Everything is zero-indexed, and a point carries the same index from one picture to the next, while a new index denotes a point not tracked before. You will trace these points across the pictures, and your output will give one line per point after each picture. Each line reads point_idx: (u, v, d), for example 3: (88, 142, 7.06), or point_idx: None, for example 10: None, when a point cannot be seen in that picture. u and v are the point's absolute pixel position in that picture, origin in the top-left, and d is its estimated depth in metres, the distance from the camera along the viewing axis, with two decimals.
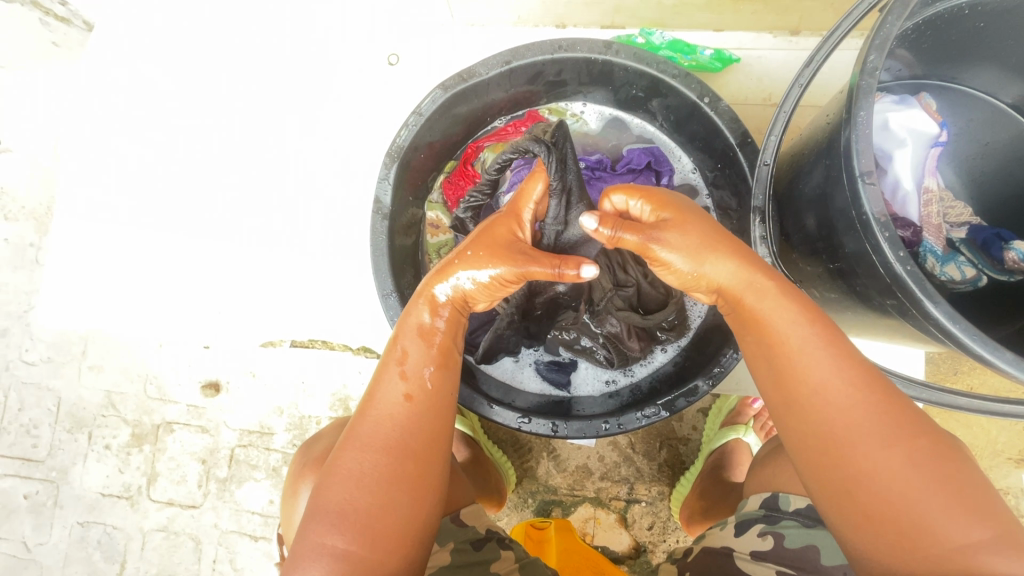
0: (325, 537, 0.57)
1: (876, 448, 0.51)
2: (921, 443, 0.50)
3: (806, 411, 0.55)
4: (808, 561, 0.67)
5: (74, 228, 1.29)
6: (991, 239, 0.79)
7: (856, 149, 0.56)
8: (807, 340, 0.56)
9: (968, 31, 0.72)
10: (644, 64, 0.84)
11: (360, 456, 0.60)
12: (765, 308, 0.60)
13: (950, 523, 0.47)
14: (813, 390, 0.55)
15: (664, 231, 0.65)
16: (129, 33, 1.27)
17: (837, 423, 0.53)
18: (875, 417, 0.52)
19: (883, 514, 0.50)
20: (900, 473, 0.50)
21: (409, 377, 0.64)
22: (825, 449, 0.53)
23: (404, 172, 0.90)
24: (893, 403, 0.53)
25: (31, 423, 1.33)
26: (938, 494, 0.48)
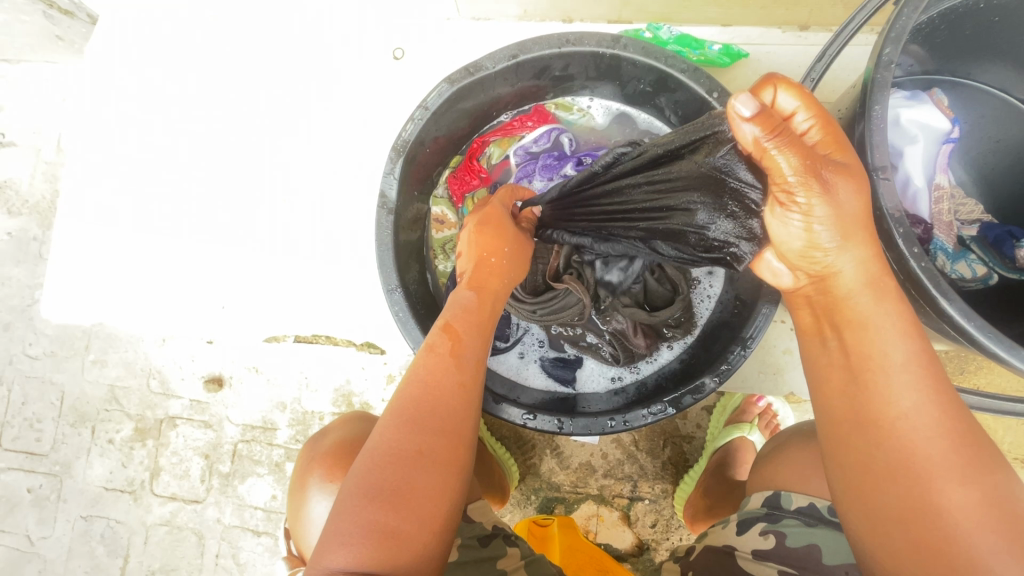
0: (371, 513, 0.52)
1: (958, 483, 0.46)
2: (999, 484, 0.47)
3: (884, 432, 0.50)
4: (812, 560, 0.67)
5: (77, 222, 1.28)
6: (1002, 236, 0.78)
7: (871, 143, 0.56)
8: (896, 357, 0.51)
9: (982, 26, 0.71)
10: (652, 58, 0.83)
11: (412, 434, 0.57)
12: (861, 318, 0.53)
13: (1019, 568, 0.44)
14: (902, 412, 0.49)
15: (834, 177, 0.51)
16: (132, 26, 1.26)
17: (920, 449, 0.48)
18: (960, 447, 0.48)
19: (952, 553, 0.46)
20: (976, 511, 0.46)
21: (461, 359, 0.65)
22: (898, 473, 0.48)
23: (409, 167, 0.89)
24: (978, 440, 0.49)
25: (34, 417, 1.34)
26: (1013, 538, 0.45)
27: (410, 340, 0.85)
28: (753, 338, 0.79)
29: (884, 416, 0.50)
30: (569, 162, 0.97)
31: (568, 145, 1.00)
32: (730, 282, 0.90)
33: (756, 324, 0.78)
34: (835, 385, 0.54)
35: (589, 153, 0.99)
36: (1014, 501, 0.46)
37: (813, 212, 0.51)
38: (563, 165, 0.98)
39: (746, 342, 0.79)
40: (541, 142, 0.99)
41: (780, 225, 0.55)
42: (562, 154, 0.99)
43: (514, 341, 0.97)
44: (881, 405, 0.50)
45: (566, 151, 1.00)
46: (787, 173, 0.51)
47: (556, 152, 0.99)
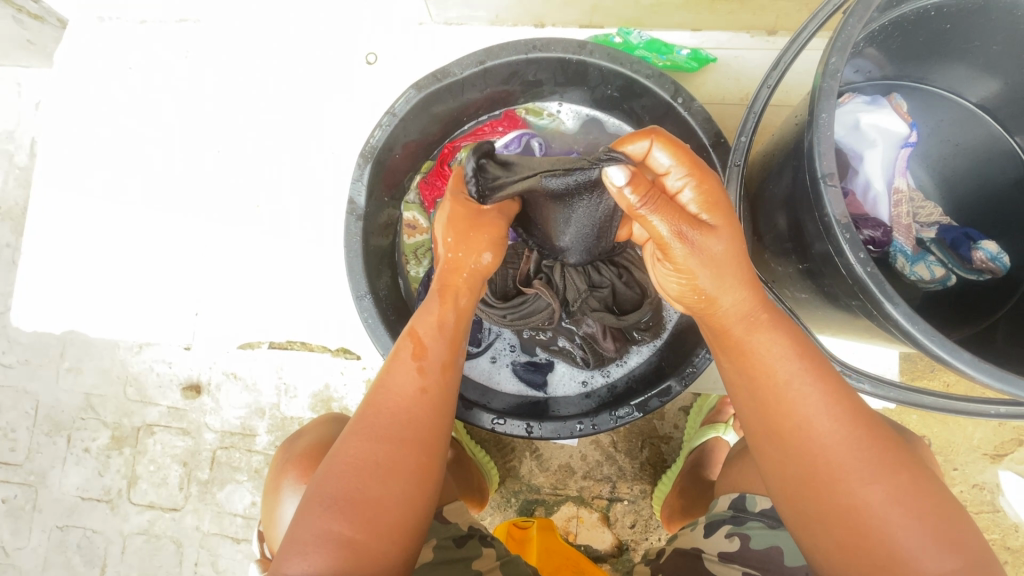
0: (329, 523, 0.55)
1: (861, 482, 0.50)
2: (901, 476, 0.50)
3: (792, 442, 0.53)
4: (773, 562, 0.68)
5: (50, 229, 1.27)
6: (959, 238, 0.80)
7: (818, 151, 0.56)
8: (796, 377, 0.53)
9: (935, 33, 0.73)
10: (619, 64, 0.83)
11: (369, 445, 0.59)
12: (756, 343, 0.55)
13: (930, 554, 0.47)
14: (801, 427, 0.52)
15: (702, 235, 0.55)
16: (103, 28, 1.25)
17: (821, 458, 0.51)
18: (859, 449, 0.51)
19: (859, 545, 0.50)
20: (880, 505, 0.49)
21: (426, 368, 0.66)
22: (817, 479, 0.52)
23: (378, 172, 0.89)
24: (877, 435, 0.52)
25: (9, 426, 1.32)
26: (913, 525, 0.48)
27: (379, 346, 0.85)
28: None
29: (789, 431, 0.53)
30: None
31: (539, 149, 1.00)
32: None
33: None
34: (742, 399, 0.57)
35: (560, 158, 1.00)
36: (924, 488, 0.50)
37: (690, 271, 0.56)
38: None
39: (710, 345, 0.80)
40: (512, 147, 1.00)
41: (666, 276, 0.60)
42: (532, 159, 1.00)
43: (486, 346, 0.98)
44: (787, 423, 0.53)
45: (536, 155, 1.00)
46: (665, 236, 0.55)
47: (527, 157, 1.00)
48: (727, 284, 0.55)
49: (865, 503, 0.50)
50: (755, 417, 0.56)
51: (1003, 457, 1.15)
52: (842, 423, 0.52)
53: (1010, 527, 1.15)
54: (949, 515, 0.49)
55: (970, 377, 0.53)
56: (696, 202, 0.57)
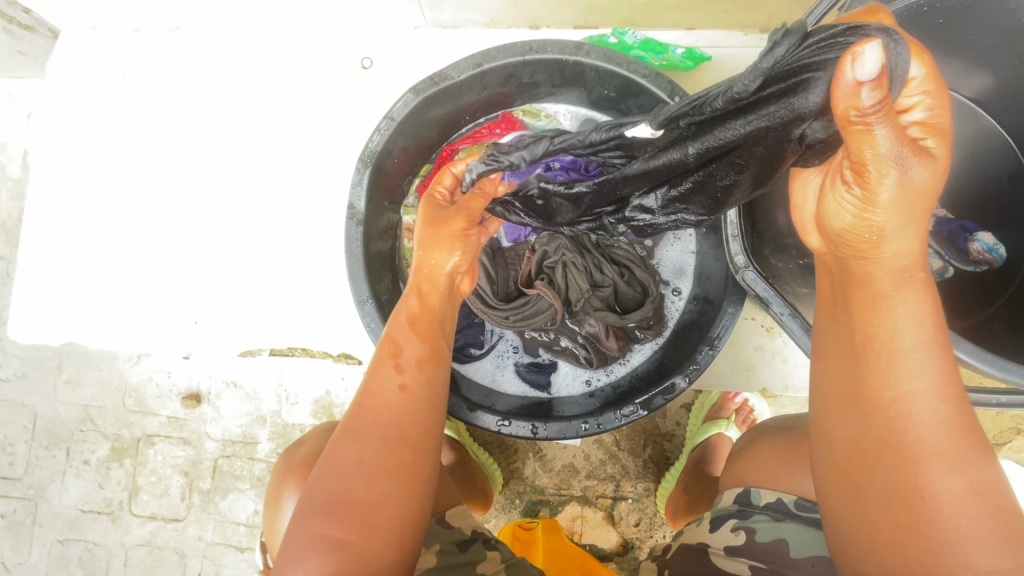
0: (320, 527, 0.55)
1: (943, 470, 0.48)
2: (982, 473, 0.48)
3: (884, 414, 0.51)
4: (780, 555, 0.68)
5: (46, 239, 1.26)
6: (956, 231, 0.81)
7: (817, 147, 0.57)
8: (904, 345, 0.51)
9: (932, 28, 0.72)
10: (615, 64, 0.84)
11: (359, 446, 0.60)
12: (888, 304, 0.52)
13: (988, 554, 0.46)
14: (900, 400, 0.50)
15: (918, 162, 0.47)
16: (95, 38, 1.25)
17: (917, 437, 0.49)
18: (956, 439, 0.48)
19: (919, 530, 0.48)
20: (956, 498, 0.47)
21: (405, 369, 0.67)
22: (896, 456, 0.50)
23: (377, 177, 0.89)
24: (974, 430, 0.49)
25: (6, 441, 1.30)
26: (985, 523, 0.47)
27: None
28: (720, 337, 0.81)
29: (888, 401, 0.51)
30: None
31: None
32: (699, 282, 0.93)
33: (721, 324, 0.81)
34: (842, 359, 0.56)
35: None
36: (1003, 498, 0.48)
37: (875, 198, 0.49)
38: None
39: (713, 342, 0.82)
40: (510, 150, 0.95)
41: (834, 204, 0.53)
42: None
43: (489, 348, 0.98)
44: (891, 395, 0.51)
45: None
46: (871, 154, 0.46)
47: None
48: (911, 229, 0.50)
49: (940, 495, 0.48)
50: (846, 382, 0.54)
51: (1002, 445, 1.17)
52: (952, 412, 0.49)
53: None
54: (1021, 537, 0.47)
55: (971, 367, 0.55)
56: (924, 125, 0.48)
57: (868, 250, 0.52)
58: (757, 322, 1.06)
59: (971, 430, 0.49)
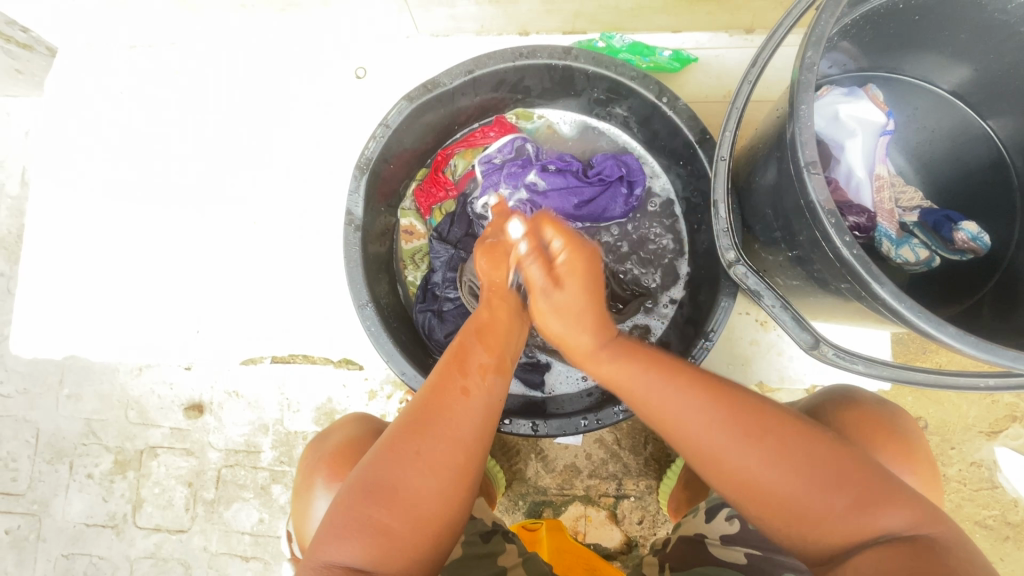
0: (368, 511, 0.54)
1: (747, 461, 0.58)
2: (772, 440, 0.58)
3: (687, 442, 0.61)
4: (772, 540, 0.70)
5: (49, 254, 1.28)
6: (940, 220, 0.82)
7: (800, 141, 0.58)
8: (648, 386, 0.64)
9: (906, 24, 0.76)
10: (603, 67, 0.86)
11: (410, 442, 0.58)
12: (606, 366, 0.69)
13: (829, 497, 0.55)
14: (680, 427, 0.61)
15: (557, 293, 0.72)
16: (92, 56, 1.27)
17: (714, 449, 0.59)
18: (726, 433, 0.59)
19: (786, 510, 0.57)
20: (781, 473, 0.56)
21: (470, 372, 0.64)
22: (720, 471, 0.59)
23: (374, 184, 0.91)
24: (740, 409, 0.60)
25: (9, 456, 1.31)
26: (812, 476, 0.56)
27: (382, 354, 0.86)
28: (714, 331, 0.82)
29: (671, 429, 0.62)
30: (533, 167, 0.98)
31: (532, 152, 1.00)
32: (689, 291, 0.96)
33: (716, 317, 0.82)
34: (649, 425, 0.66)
35: (553, 159, 1.00)
36: (807, 445, 0.57)
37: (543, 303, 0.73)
38: (527, 171, 0.97)
39: (707, 335, 0.83)
40: (505, 152, 1.00)
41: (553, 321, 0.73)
42: (525, 160, 0.99)
43: None
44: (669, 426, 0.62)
45: (530, 157, 1.00)
46: (536, 279, 0.73)
47: (519, 159, 0.99)
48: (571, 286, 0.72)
49: (759, 474, 0.57)
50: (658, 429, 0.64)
51: (998, 433, 1.18)
52: (707, 404, 0.60)
53: (1009, 501, 1.17)
54: (840, 467, 0.56)
55: (957, 350, 0.55)
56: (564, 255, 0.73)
57: (559, 339, 0.74)
58: (752, 316, 1.07)
59: (733, 410, 0.59)
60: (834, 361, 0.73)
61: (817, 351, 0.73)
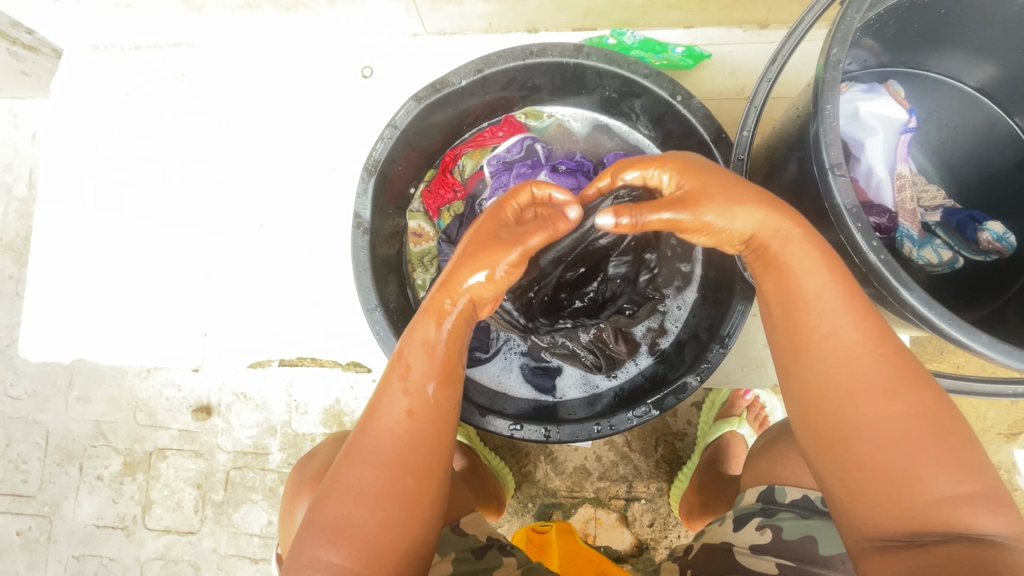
0: (322, 552, 0.56)
1: (879, 395, 0.51)
2: (920, 397, 0.51)
3: (813, 355, 0.55)
4: (808, 552, 0.67)
5: (57, 256, 1.28)
6: (965, 220, 0.80)
7: (825, 141, 0.56)
8: (819, 292, 0.55)
9: (930, 19, 0.73)
10: (616, 65, 0.84)
11: (360, 473, 0.58)
12: (787, 256, 0.57)
13: (937, 478, 0.49)
14: (822, 338, 0.54)
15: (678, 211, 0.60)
16: (97, 57, 1.26)
17: (840, 371, 0.53)
18: (878, 370, 0.52)
19: (872, 465, 0.51)
20: (900, 421, 0.50)
21: (409, 391, 0.62)
22: (830, 400, 0.53)
23: (382, 185, 0.90)
24: (901, 358, 0.53)
25: (20, 458, 1.31)
26: (931, 447, 0.49)
27: (391, 358, 0.85)
28: (730, 335, 0.80)
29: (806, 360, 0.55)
30: (543, 168, 0.96)
31: (541, 152, 0.99)
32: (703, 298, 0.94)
33: (732, 321, 0.80)
34: (776, 332, 0.59)
35: (564, 160, 0.98)
36: (942, 423, 0.50)
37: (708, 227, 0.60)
38: (537, 172, 0.96)
39: (724, 340, 0.81)
40: (513, 152, 0.99)
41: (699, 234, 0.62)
42: (535, 161, 0.98)
43: (495, 351, 0.98)
44: (813, 341, 0.54)
45: (540, 157, 0.99)
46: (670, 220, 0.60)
47: (529, 160, 0.98)
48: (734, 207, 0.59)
49: (874, 422, 0.51)
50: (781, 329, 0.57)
51: (1018, 435, 1.16)
52: (860, 331, 0.53)
53: None
54: (971, 462, 0.49)
55: (989, 358, 0.53)
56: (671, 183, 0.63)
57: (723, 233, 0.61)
58: None
59: (889, 360, 0.52)
60: None
61: None
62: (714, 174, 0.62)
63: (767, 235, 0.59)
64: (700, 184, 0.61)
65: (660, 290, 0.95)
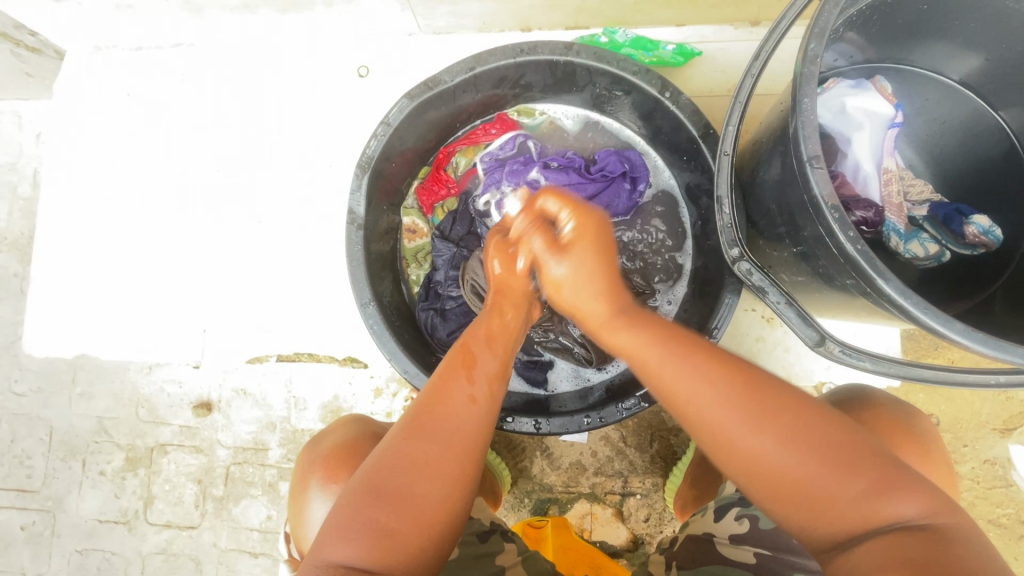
0: (374, 515, 0.53)
1: (751, 436, 0.53)
2: (786, 419, 0.53)
3: (691, 415, 0.57)
4: (782, 540, 0.68)
5: (61, 254, 1.30)
6: (951, 215, 0.80)
7: (803, 135, 0.57)
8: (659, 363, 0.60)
9: (914, 14, 0.74)
10: (605, 63, 0.85)
11: (425, 445, 0.57)
12: (621, 337, 0.66)
13: (835, 485, 0.51)
14: (687, 403, 0.57)
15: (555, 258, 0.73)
16: (99, 58, 1.28)
17: (714, 429, 0.55)
18: (734, 411, 0.54)
19: (790, 494, 0.52)
20: (777, 452, 0.52)
21: (473, 379, 0.65)
22: (724, 452, 0.55)
23: (376, 182, 0.91)
24: (752, 384, 0.55)
25: (24, 453, 1.33)
26: (818, 462, 0.51)
27: (385, 352, 0.86)
28: (718, 328, 0.82)
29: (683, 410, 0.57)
30: (535, 165, 0.97)
31: (534, 150, 1.00)
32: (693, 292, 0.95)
33: (719, 314, 0.81)
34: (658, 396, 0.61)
35: (556, 157, 0.99)
36: (812, 432, 0.52)
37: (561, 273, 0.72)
38: (529, 169, 0.97)
39: (711, 333, 0.82)
40: (506, 148, 0.99)
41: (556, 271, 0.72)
42: (527, 158, 0.99)
43: None
44: (681, 406, 0.57)
45: (532, 154, 0.99)
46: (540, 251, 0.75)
47: (521, 156, 0.99)
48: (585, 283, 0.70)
49: (764, 457, 0.53)
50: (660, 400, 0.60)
51: (1013, 431, 1.16)
52: (712, 379, 0.56)
53: None
54: (851, 454, 0.51)
55: (964, 347, 0.54)
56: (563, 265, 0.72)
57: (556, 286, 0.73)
58: (759, 313, 1.06)
59: (750, 390, 0.54)
60: (841, 359, 0.72)
61: (824, 348, 0.71)
62: (595, 227, 0.73)
63: (597, 319, 0.69)
64: (580, 237, 0.73)
65: (651, 286, 0.96)
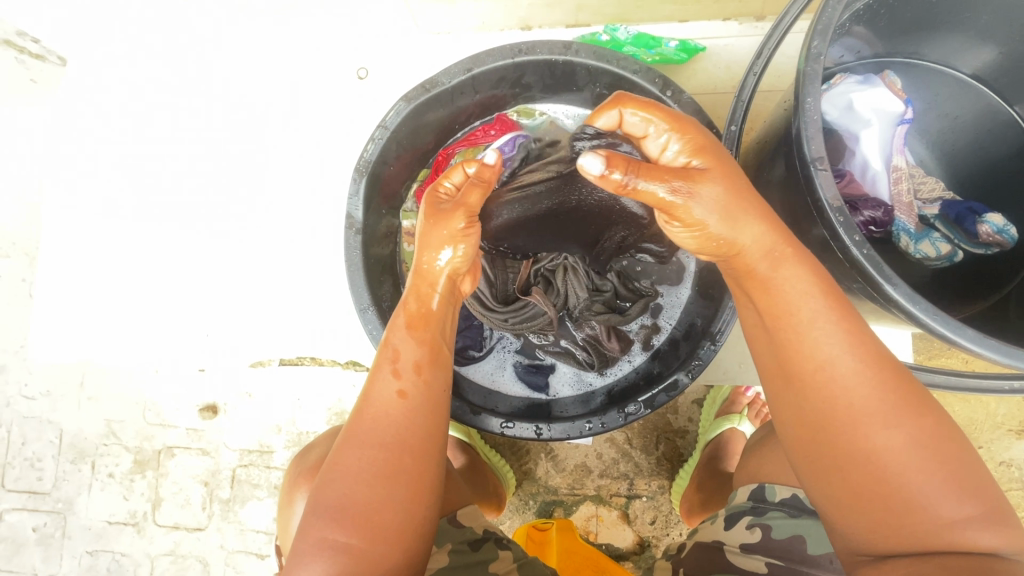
0: (327, 533, 0.55)
1: (879, 427, 0.51)
2: (925, 419, 0.50)
3: (813, 387, 0.53)
4: (796, 552, 0.67)
5: (67, 258, 1.30)
6: (964, 213, 0.79)
7: (806, 135, 0.56)
8: (812, 321, 0.53)
9: (923, 7, 0.72)
10: (605, 61, 0.83)
11: (361, 454, 0.57)
12: (782, 278, 0.56)
13: (945, 502, 0.49)
14: (821, 367, 0.52)
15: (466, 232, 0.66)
16: (101, 63, 1.28)
17: (837, 405, 0.52)
18: (877, 394, 0.51)
19: (870, 492, 0.51)
20: (897, 450, 0.50)
21: (403, 373, 0.61)
22: (830, 424, 0.53)
23: (374, 186, 0.90)
24: (899, 378, 0.52)
25: (34, 456, 1.34)
26: (931, 473, 0.49)
27: None
28: (721, 332, 0.81)
29: (815, 378, 0.53)
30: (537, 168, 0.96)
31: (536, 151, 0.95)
32: (696, 294, 0.92)
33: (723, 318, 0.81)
34: (763, 341, 0.58)
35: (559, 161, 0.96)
36: (943, 438, 0.50)
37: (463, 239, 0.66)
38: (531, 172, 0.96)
39: (714, 337, 0.81)
40: (507, 150, 0.94)
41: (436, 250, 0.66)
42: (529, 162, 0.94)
43: (488, 350, 0.98)
44: (811, 370, 0.53)
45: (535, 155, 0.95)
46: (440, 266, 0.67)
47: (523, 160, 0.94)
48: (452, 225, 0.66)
49: (881, 448, 0.50)
50: (774, 359, 0.56)
51: None
52: (865, 368, 0.52)
53: None
54: (972, 478, 0.49)
55: (977, 354, 0.53)
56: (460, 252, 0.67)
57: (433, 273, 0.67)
58: None
59: (897, 382, 0.51)
60: None
61: None
62: (732, 168, 0.59)
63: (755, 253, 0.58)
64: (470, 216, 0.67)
65: (654, 290, 0.95)
